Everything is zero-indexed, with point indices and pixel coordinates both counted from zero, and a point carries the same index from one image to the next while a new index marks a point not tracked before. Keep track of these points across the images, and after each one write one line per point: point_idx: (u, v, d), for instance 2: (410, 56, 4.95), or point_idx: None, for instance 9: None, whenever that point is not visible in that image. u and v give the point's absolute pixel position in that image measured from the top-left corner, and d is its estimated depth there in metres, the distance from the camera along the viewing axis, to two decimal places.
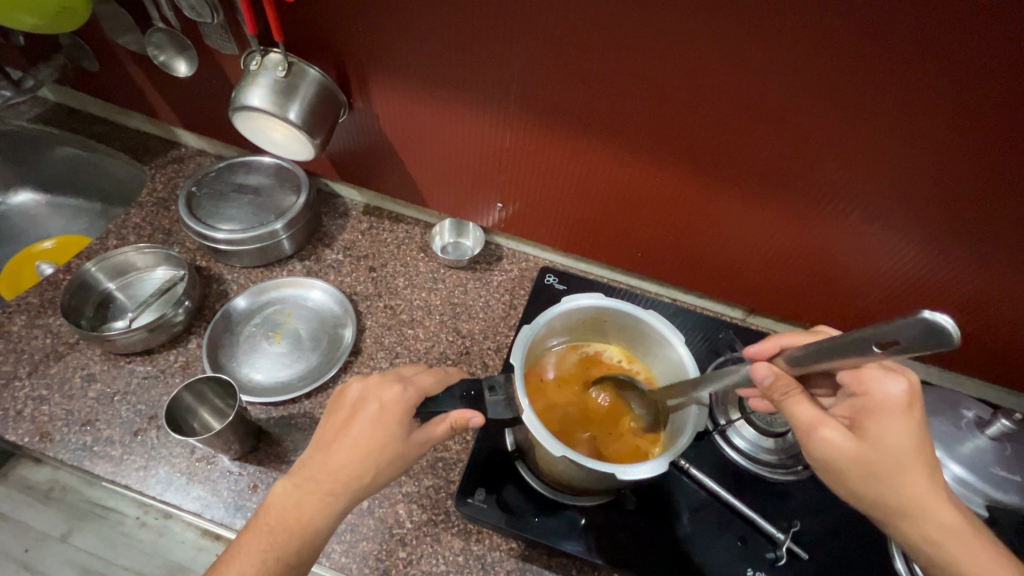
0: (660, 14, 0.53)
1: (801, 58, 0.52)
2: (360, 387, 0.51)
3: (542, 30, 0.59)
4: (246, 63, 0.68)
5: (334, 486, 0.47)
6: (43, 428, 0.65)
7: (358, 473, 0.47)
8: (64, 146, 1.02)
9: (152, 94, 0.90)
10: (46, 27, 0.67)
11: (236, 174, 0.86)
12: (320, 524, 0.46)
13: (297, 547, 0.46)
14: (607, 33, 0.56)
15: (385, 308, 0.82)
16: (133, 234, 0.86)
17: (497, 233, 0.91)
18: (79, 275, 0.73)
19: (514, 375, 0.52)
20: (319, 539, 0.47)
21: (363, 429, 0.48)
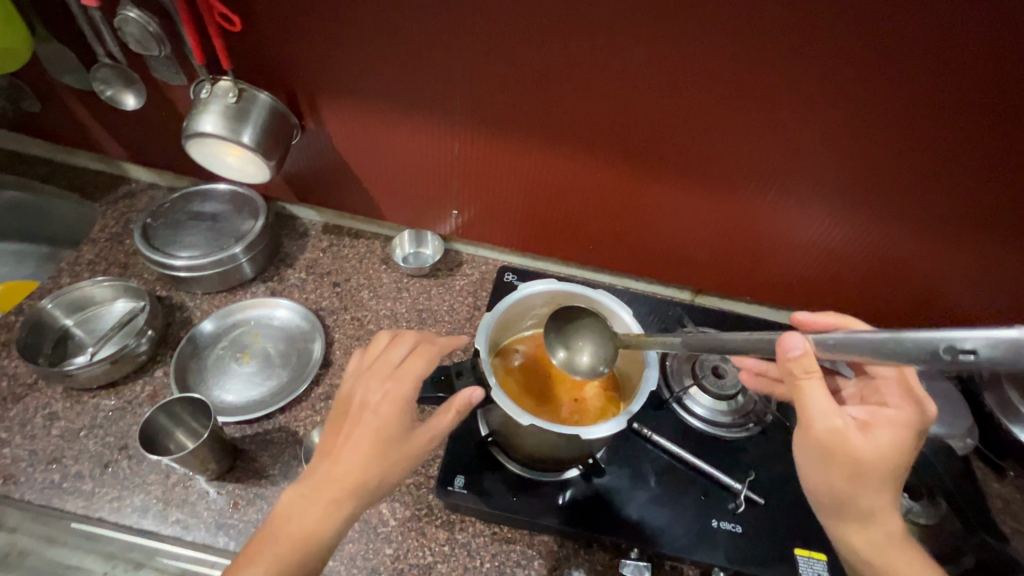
0: (581, 22, 0.60)
1: (706, 53, 0.59)
2: (363, 384, 0.53)
3: (479, 42, 0.64)
4: (196, 92, 0.70)
5: (340, 483, 0.48)
6: (6, 470, 0.64)
7: (363, 467, 0.49)
8: (6, 191, 1.01)
9: (98, 131, 0.90)
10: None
11: (191, 202, 0.87)
12: (327, 524, 0.48)
13: (304, 548, 0.47)
14: (537, 42, 0.63)
15: (352, 320, 0.84)
16: (87, 271, 0.86)
17: (455, 239, 0.94)
18: (35, 312, 0.73)
19: (480, 359, 0.56)
20: (327, 538, 0.48)
21: (365, 423, 0.50)
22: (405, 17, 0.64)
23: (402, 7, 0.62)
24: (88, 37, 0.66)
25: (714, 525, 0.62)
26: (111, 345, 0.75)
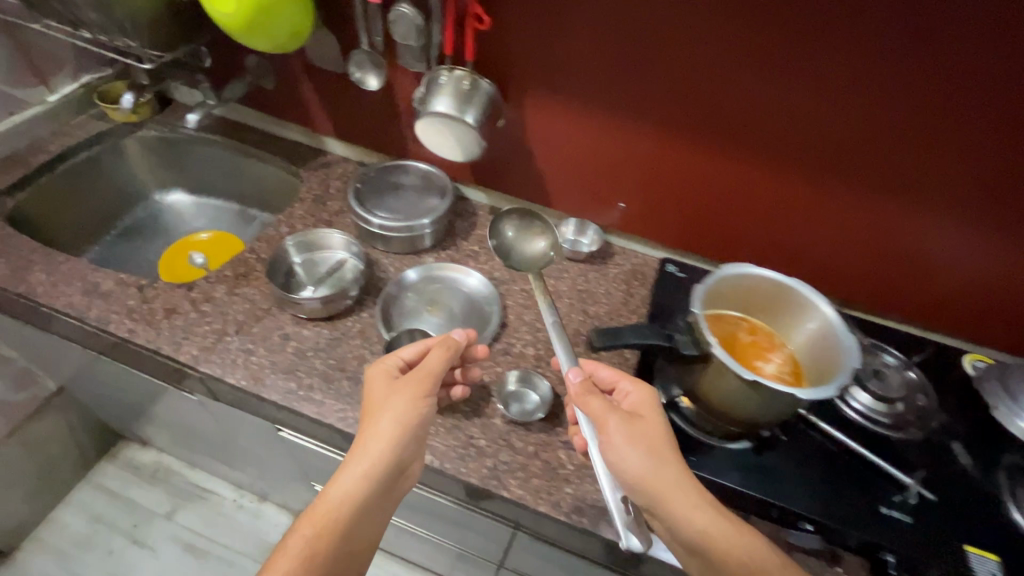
0: (787, 28, 0.70)
1: (905, 54, 0.67)
2: (376, 368, 0.70)
3: (691, 44, 0.75)
4: (435, 77, 0.81)
5: (368, 443, 0.64)
6: (256, 374, 0.77)
7: (395, 420, 0.65)
8: (223, 152, 1.19)
9: (316, 107, 1.05)
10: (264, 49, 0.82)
11: (391, 176, 1.00)
12: (366, 471, 0.63)
13: (357, 492, 0.63)
14: (746, 46, 0.73)
15: (521, 291, 0.93)
16: (299, 223, 0.99)
17: (612, 231, 1.01)
18: (282, 246, 0.89)
19: (698, 322, 0.59)
20: (361, 497, 0.63)
21: (383, 394, 0.67)
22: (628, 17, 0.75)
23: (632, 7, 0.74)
24: (360, 26, 0.80)
25: (884, 512, 0.65)
26: (327, 286, 0.88)
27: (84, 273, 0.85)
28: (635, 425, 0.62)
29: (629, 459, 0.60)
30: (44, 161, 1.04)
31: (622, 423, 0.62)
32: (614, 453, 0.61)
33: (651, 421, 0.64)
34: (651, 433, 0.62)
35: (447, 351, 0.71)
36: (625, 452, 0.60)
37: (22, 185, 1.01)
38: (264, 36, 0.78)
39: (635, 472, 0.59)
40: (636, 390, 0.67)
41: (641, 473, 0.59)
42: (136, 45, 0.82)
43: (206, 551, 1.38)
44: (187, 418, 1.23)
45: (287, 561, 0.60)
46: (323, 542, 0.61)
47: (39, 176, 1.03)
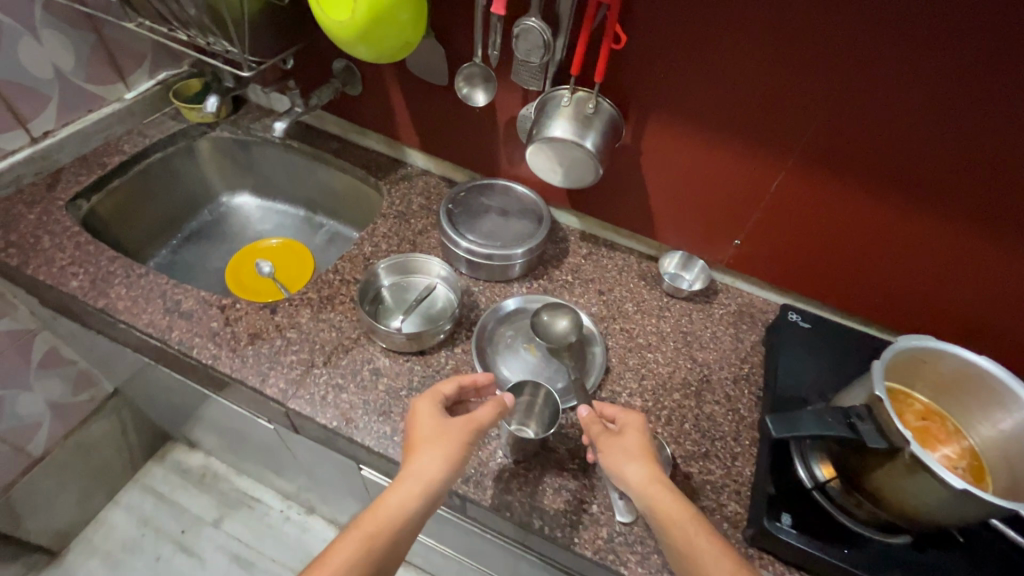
0: (989, 69, 0.57)
1: None
2: (419, 399, 0.64)
3: (852, 78, 0.64)
4: (554, 98, 0.75)
5: (405, 481, 0.58)
6: (347, 414, 0.71)
7: (441, 462, 0.58)
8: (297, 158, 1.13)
9: (403, 117, 0.99)
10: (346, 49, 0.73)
11: (482, 197, 0.94)
12: (409, 509, 0.56)
13: (388, 532, 0.55)
14: (920, 84, 0.61)
15: (622, 330, 0.86)
16: (383, 243, 0.93)
17: (718, 267, 0.93)
18: (373, 269, 0.83)
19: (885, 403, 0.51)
20: (398, 530, 0.56)
21: (429, 434, 0.61)
22: (781, 44, 0.64)
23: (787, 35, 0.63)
24: (477, 39, 0.73)
25: None
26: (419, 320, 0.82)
27: (165, 290, 0.81)
28: (623, 441, 0.62)
29: (629, 468, 0.59)
30: (119, 162, 1.00)
31: (603, 437, 0.63)
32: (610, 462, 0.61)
33: (635, 436, 0.62)
34: (638, 445, 0.62)
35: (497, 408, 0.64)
36: (622, 465, 0.60)
37: (97, 186, 0.97)
38: (367, 43, 0.71)
39: (637, 480, 0.58)
40: (622, 415, 0.65)
41: (641, 483, 0.58)
42: (234, 49, 0.76)
43: (252, 563, 1.35)
44: (244, 428, 1.19)
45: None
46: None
47: (113, 177, 0.99)
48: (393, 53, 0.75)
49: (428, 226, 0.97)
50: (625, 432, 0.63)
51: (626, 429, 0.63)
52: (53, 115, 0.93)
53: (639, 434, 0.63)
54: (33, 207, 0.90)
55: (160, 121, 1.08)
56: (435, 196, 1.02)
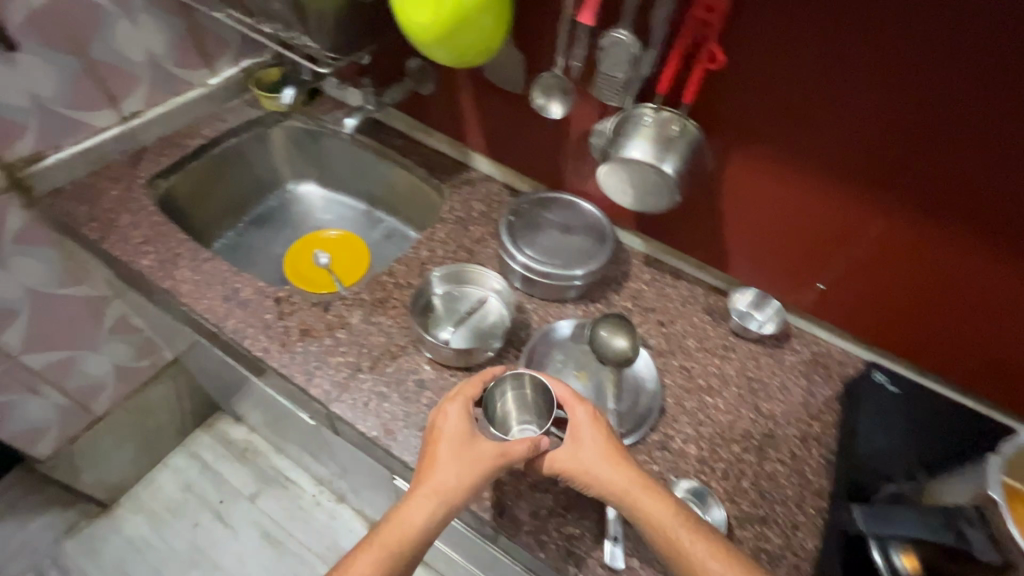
0: None
1: None
2: (444, 408, 0.60)
3: (981, 117, 0.55)
4: (636, 116, 0.70)
5: (416, 504, 0.55)
6: (387, 425, 0.69)
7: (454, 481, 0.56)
8: (363, 152, 1.14)
9: (472, 120, 0.97)
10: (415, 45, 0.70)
11: (545, 210, 0.90)
12: (425, 524, 0.55)
13: (408, 550, 0.54)
14: None
15: (681, 368, 0.80)
16: (439, 248, 0.92)
17: (794, 311, 0.85)
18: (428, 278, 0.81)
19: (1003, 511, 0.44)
20: (419, 544, 0.55)
21: (448, 458, 0.57)
22: (889, 72, 0.58)
23: (898, 62, 0.57)
24: (559, 50, 0.69)
25: None
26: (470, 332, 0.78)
27: (226, 278, 0.82)
28: (579, 438, 0.60)
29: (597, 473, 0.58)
30: (197, 145, 1.04)
31: (567, 444, 0.60)
32: (576, 466, 0.59)
33: (591, 430, 0.60)
34: (604, 441, 0.60)
35: (532, 448, 0.58)
36: (588, 467, 0.58)
37: (174, 169, 1.00)
38: (443, 42, 0.67)
39: (623, 482, 0.58)
40: (568, 408, 0.62)
41: (619, 485, 0.57)
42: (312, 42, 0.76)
43: (282, 541, 1.38)
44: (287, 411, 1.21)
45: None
46: None
47: (189, 160, 1.03)
48: (466, 53, 0.69)
49: (487, 235, 0.94)
50: (580, 429, 0.61)
51: (580, 427, 0.61)
52: (142, 97, 0.97)
53: (596, 426, 0.61)
54: (116, 183, 0.94)
55: (238, 107, 1.11)
56: (496, 204, 1.00)
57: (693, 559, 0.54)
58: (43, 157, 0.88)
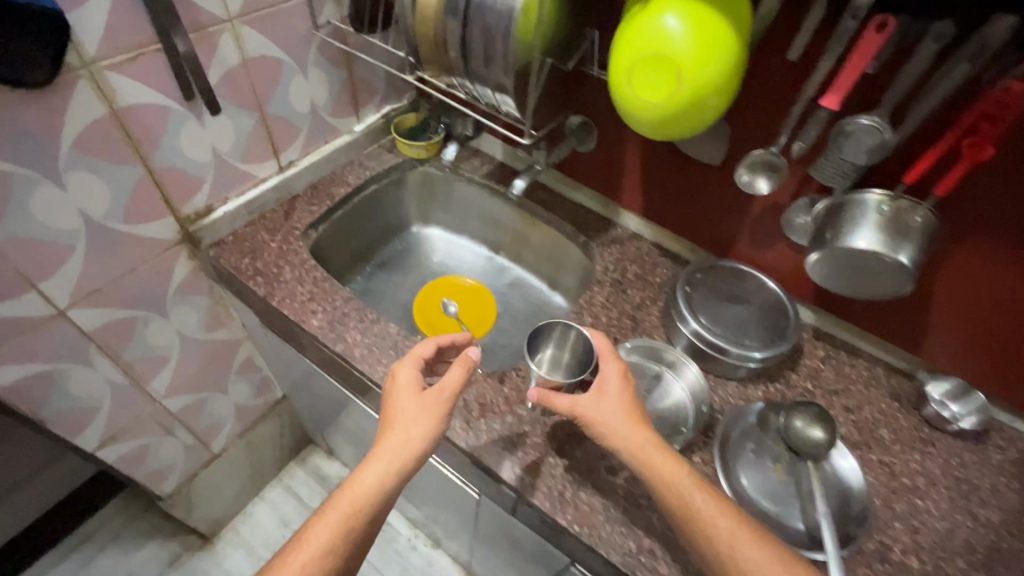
0: None
1: None
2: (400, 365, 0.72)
3: None
4: (866, 204, 0.66)
5: (399, 436, 0.66)
6: (588, 518, 0.66)
7: (419, 436, 0.66)
8: (499, 201, 1.12)
9: (632, 180, 0.94)
10: (628, 117, 0.67)
11: (719, 280, 0.86)
12: (375, 481, 0.64)
13: (367, 505, 0.63)
14: None
15: (881, 464, 0.74)
16: (602, 314, 0.89)
17: (999, 403, 0.78)
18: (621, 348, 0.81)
19: None
20: (382, 494, 0.64)
21: (409, 410, 0.67)
22: None
23: None
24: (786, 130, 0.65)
25: None
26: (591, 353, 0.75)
27: (397, 342, 0.80)
28: (607, 392, 0.67)
29: (612, 424, 0.65)
30: (343, 194, 1.03)
31: (591, 393, 0.67)
32: (595, 413, 0.65)
33: (619, 388, 0.68)
34: (623, 397, 0.67)
35: (466, 370, 0.70)
36: (607, 417, 0.65)
37: (324, 219, 0.99)
38: (631, 55, 0.63)
39: (623, 437, 0.64)
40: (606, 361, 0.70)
41: (634, 442, 0.63)
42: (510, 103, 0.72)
43: None
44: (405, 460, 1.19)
45: (313, 545, 0.61)
46: (324, 548, 0.61)
47: (337, 209, 1.02)
48: (684, 128, 0.66)
49: (646, 300, 0.91)
50: (608, 385, 0.68)
51: (607, 381, 0.69)
52: (299, 147, 0.97)
53: (621, 384, 0.68)
54: (274, 234, 0.93)
55: (377, 153, 1.11)
56: (650, 265, 0.96)
57: (711, 527, 0.58)
58: (213, 209, 0.88)
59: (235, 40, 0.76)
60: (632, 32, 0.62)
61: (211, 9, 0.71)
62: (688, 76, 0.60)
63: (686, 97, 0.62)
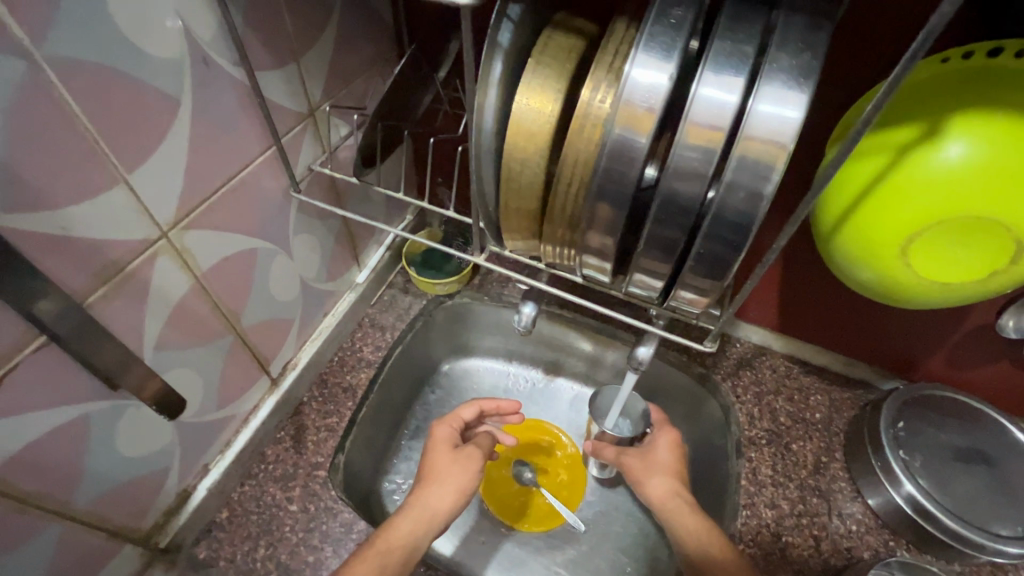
0: None
1: None
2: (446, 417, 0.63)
3: None
4: None
5: (438, 489, 0.55)
6: None
7: (455, 492, 0.55)
8: (581, 330, 0.78)
9: (766, 291, 0.70)
10: (858, 278, 0.42)
11: (929, 423, 0.64)
12: (419, 531, 0.52)
13: (404, 556, 0.50)
14: None
15: None
16: (780, 498, 0.64)
17: None
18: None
19: None
20: (419, 543, 0.51)
21: (443, 460, 0.58)
22: None
23: None
24: None
25: None
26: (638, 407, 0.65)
27: None
28: (654, 456, 0.61)
29: (651, 482, 0.59)
30: (366, 378, 0.71)
31: (637, 451, 0.62)
32: (637, 474, 0.60)
33: (668, 452, 0.61)
34: (670, 462, 0.60)
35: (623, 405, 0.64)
36: (646, 479, 0.59)
37: (348, 430, 0.65)
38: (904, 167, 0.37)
39: (658, 494, 0.58)
40: (657, 428, 0.64)
41: (662, 498, 0.57)
42: (694, 300, 0.39)
43: None
44: None
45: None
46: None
47: (361, 405, 0.67)
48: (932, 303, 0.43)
49: (821, 455, 0.67)
50: (656, 446, 0.62)
51: (656, 444, 0.62)
52: (291, 342, 0.66)
53: (672, 449, 0.62)
54: (289, 487, 0.62)
55: (390, 299, 0.80)
56: (798, 394, 0.73)
57: None
58: (189, 493, 0.56)
59: (180, 258, 0.44)
60: (958, 171, 0.35)
61: (132, 236, 0.39)
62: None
63: (989, 282, 0.39)
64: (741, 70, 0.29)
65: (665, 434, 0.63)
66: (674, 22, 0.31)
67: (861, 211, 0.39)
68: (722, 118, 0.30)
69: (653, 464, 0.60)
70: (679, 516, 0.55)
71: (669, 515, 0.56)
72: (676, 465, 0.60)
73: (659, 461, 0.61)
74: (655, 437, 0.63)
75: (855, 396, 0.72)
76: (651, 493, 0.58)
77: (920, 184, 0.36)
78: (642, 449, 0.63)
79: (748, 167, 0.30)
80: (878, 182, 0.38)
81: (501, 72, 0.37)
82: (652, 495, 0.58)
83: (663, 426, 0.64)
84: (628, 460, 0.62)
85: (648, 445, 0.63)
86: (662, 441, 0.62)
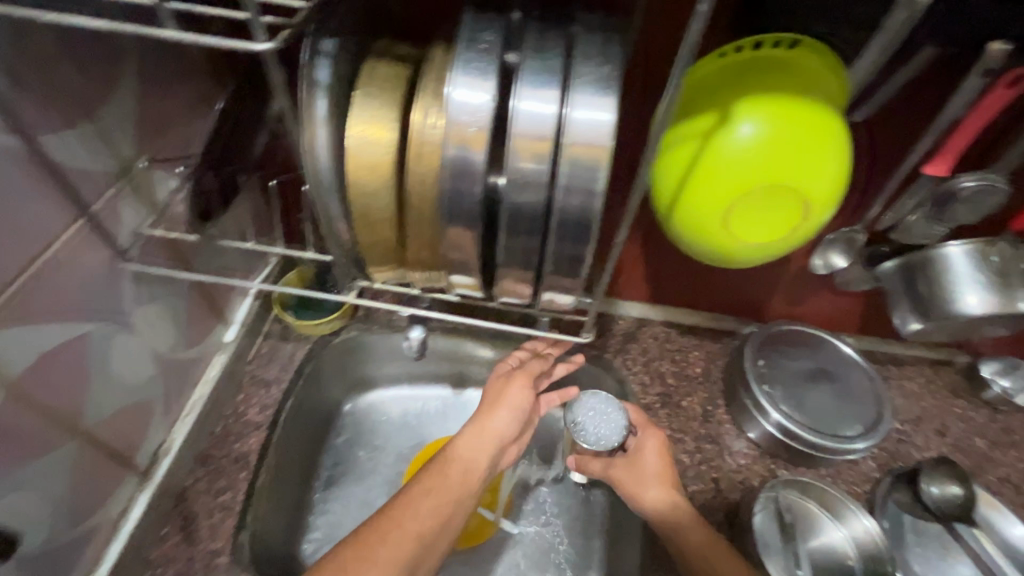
0: None
1: None
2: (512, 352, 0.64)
3: None
4: (980, 259, 0.57)
5: (495, 418, 0.57)
6: None
7: (514, 415, 0.57)
8: (475, 340, 0.78)
9: (633, 269, 0.76)
10: (695, 250, 0.48)
11: (781, 354, 0.75)
12: (482, 456, 0.54)
13: (461, 483, 0.52)
14: None
15: (1003, 483, 0.71)
16: (680, 452, 0.71)
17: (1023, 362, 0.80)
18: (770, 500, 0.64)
19: None
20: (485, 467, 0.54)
21: (504, 392, 0.59)
22: None
23: None
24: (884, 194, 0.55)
25: None
26: (624, 417, 0.62)
27: None
28: (643, 463, 0.61)
29: (647, 495, 0.59)
30: (257, 442, 0.65)
31: (625, 459, 0.61)
32: (628, 484, 0.60)
33: (657, 457, 0.61)
34: (659, 468, 0.61)
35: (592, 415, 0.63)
36: (640, 489, 0.59)
37: (250, 500, 0.60)
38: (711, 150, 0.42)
39: (655, 506, 0.58)
40: (642, 431, 0.63)
41: (661, 509, 0.58)
42: (561, 298, 0.41)
43: None
44: None
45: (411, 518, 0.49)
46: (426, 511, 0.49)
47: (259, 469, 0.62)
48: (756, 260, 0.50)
49: (706, 405, 0.75)
50: (645, 452, 0.62)
51: (645, 449, 0.62)
52: (158, 425, 0.58)
53: (660, 453, 0.62)
54: None
55: (269, 350, 0.74)
56: (678, 354, 0.80)
57: None
58: None
59: None
60: (750, 150, 0.41)
61: None
62: (811, 202, 0.43)
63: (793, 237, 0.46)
64: (553, 85, 0.32)
65: (654, 439, 0.62)
66: (485, 47, 0.32)
67: (686, 192, 0.44)
68: (544, 131, 0.32)
69: (643, 473, 0.60)
70: (677, 528, 0.57)
71: (669, 528, 0.57)
72: (667, 473, 0.60)
73: (649, 470, 0.60)
74: (642, 443, 0.62)
75: (724, 344, 0.81)
76: (648, 505, 0.59)
77: (729, 160, 0.41)
78: (627, 455, 0.62)
79: (578, 170, 0.32)
80: (693, 164, 0.43)
81: (327, 109, 0.36)
82: (650, 512, 0.58)
83: (650, 428, 0.63)
84: (618, 472, 0.61)
85: (635, 453, 0.62)
86: (653, 449, 0.62)
